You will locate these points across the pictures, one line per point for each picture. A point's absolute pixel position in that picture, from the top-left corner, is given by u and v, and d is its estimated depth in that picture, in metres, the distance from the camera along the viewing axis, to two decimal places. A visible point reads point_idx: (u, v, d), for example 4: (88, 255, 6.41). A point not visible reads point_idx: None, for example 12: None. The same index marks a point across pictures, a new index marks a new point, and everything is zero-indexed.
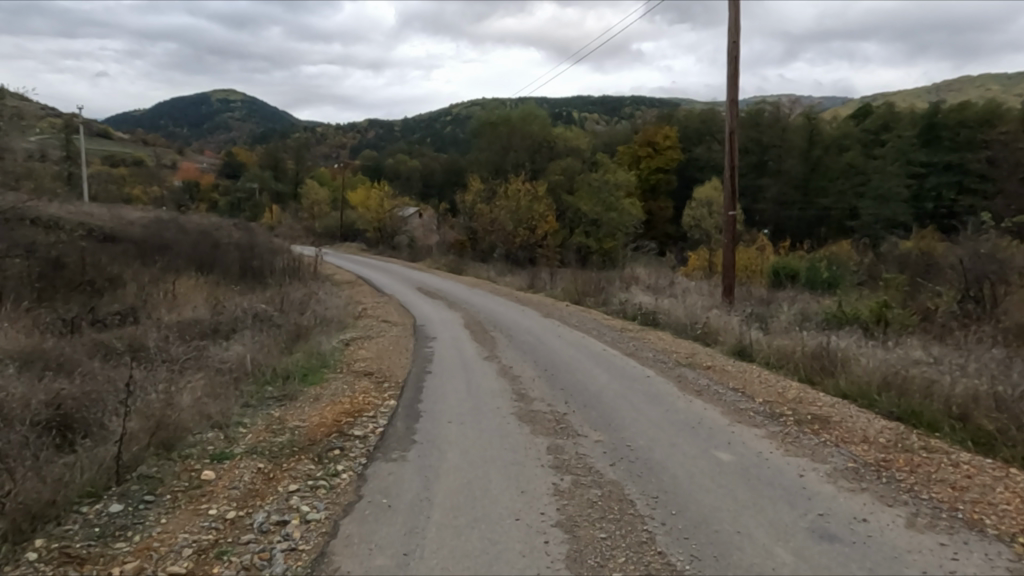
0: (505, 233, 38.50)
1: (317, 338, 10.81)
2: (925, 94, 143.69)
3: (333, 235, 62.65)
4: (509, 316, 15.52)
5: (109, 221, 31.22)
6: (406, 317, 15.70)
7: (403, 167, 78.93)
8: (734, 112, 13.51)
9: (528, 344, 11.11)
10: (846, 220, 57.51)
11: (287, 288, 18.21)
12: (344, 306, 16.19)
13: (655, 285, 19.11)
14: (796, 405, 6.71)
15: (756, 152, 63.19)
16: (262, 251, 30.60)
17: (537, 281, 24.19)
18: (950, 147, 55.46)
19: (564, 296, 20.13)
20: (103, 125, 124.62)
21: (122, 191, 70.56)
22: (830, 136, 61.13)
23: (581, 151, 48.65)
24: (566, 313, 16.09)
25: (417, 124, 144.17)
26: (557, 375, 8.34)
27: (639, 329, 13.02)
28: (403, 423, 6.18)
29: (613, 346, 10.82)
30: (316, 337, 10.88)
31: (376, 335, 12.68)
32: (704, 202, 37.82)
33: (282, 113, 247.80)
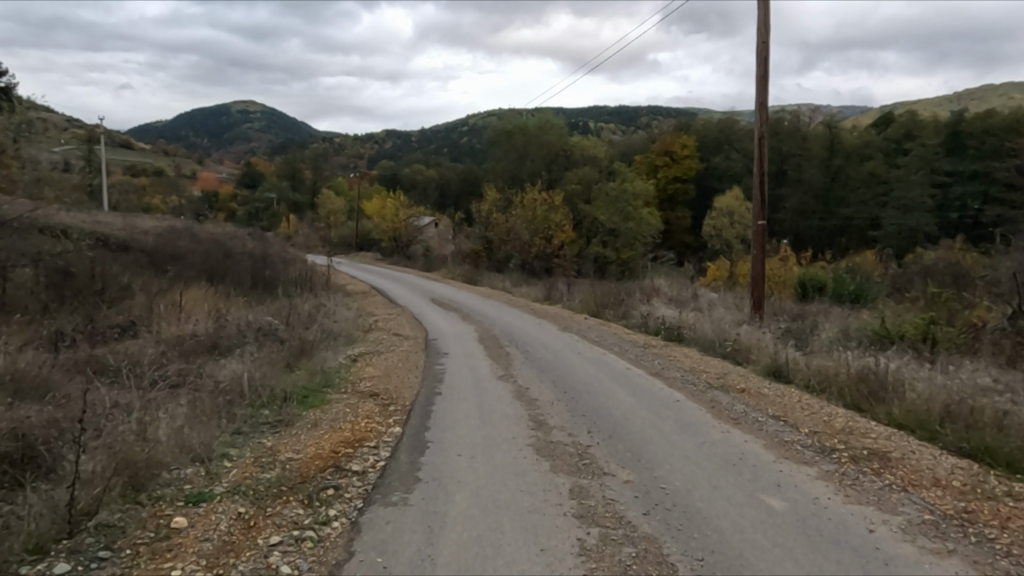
0: (521, 243, 37.93)
1: (322, 355, 10.23)
2: (946, 103, 141.94)
3: (349, 244, 62.50)
4: (525, 330, 14.86)
5: (124, 230, 31.10)
6: (418, 330, 15.12)
7: (419, 177, 78.93)
8: (764, 115, 12.75)
9: (545, 361, 10.44)
10: (868, 231, 56.37)
11: (296, 299, 17.72)
12: (355, 319, 15.65)
13: (678, 298, 18.41)
14: (847, 438, 5.98)
15: (776, 160, 62.18)
16: (275, 261, 30.28)
17: (553, 292, 23.58)
18: (975, 155, 54.15)
19: (581, 309, 19.45)
20: (126, 136, 126.51)
21: (141, 200, 71.04)
22: (852, 145, 59.90)
23: (599, 160, 48.03)
24: (584, 327, 15.43)
25: (433, 135, 144.39)
26: (577, 399, 7.66)
27: (662, 345, 12.32)
28: (407, 456, 5.54)
29: (636, 364, 10.13)
30: (321, 353, 10.31)
31: (386, 350, 12.09)
32: (724, 211, 37.02)
33: (301, 125, 250.47)
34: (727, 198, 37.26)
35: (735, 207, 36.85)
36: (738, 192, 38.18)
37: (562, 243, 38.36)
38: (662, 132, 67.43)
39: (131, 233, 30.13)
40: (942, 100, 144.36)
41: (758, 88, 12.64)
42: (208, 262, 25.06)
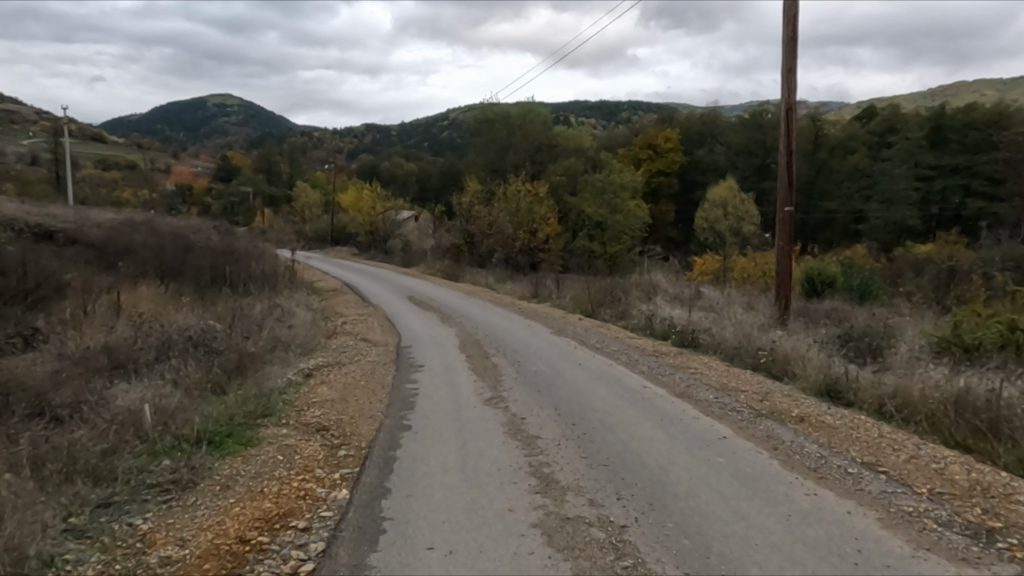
0: (504, 237, 36.06)
1: (266, 373, 8.25)
2: (921, 98, 142.84)
3: (325, 239, 60.04)
4: (512, 333, 13.01)
5: (74, 223, 28.75)
6: (390, 334, 13.26)
7: (398, 171, 76.64)
8: (793, 84, 10.90)
9: (541, 375, 8.59)
10: (851, 225, 55.39)
11: (253, 300, 15.78)
12: (318, 323, 13.72)
13: (679, 296, 16.71)
14: (991, 503, 4.16)
15: (759, 154, 60.52)
16: (241, 256, 28.20)
17: (540, 289, 21.78)
18: (959, 148, 53.47)
19: (572, 308, 17.65)
20: (98, 130, 122.37)
21: (107, 193, 67.97)
22: (836, 136, 58.85)
23: (582, 152, 46.26)
24: (578, 329, 13.60)
25: (413, 129, 141.58)
26: (590, 434, 5.78)
27: (674, 352, 10.54)
28: (349, 553, 3.61)
29: (651, 379, 8.31)
30: (264, 371, 8.34)
31: (348, 361, 10.15)
32: (718, 203, 35.32)
33: (279, 119, 246.05)
34: (719, 189, 35.59)
35: (728, 198, 35.19)
36: (729, 183, 36.57)
37: (546, 237, 36.67)
38: (646, 124, 65.83)
39: (81, 226, 27.86)
40: (920, 96, 144.63)
41: (785, 52, 10.77)
42: (163, 256, 22.96)
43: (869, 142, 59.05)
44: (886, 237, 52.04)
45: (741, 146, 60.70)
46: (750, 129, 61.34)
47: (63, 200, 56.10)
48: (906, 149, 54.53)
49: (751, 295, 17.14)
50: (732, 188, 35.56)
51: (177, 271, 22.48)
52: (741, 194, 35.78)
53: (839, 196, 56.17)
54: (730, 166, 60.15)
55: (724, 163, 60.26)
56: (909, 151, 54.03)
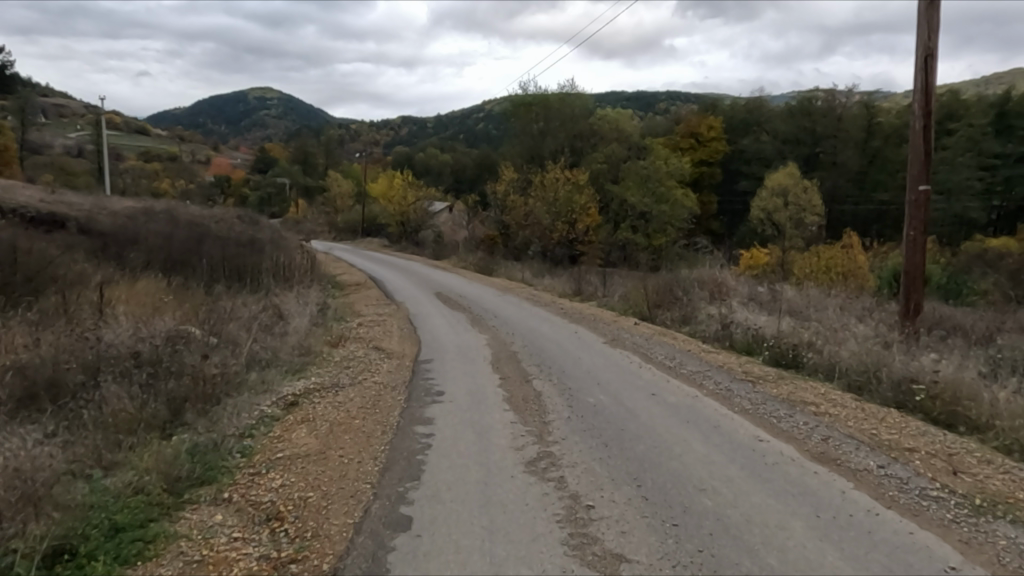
0: (542, 228, 33.93)
1: (222, 413, 6.01)
2: (980, 84, 135.00)
3: (356, 230, 58.46)
4: (555, 341, 10.65)
5: (90, 210, 27.35)
6: (409, 342, 11.00)
7: (434, 161, 74.48)
8: (936, 21, 8.19)
9: (605, 414, 6.18)
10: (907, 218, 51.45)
11: (254, 299, 13.74)
12: (323, 330, 11.53)
13: (753, 297, 14.19)
14: None
15: (809, 142, 56.40)
16: (262, 246, 26.53)
17: (584, 285, 19.45)
18: None
19: (623, 309, 15.30)
20: (142, 122, 123.58)
21: (147, 183, 67.73)
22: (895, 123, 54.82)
23: (624, 138, 43.54)
24: (635, 338, 11.14)
25: (449, 120, 139.75)
26: (712, 557, 3.36)
27: (772, 377, 7.99)
28: None
29: (763, 424, 5.82)
30: (222, 409, 6.10)
31: (349, 384, 7.87)
32: (777, 191, 31.98)
33: (318, 112, 246.85)
34: (776, 176, 32.39)
35: (787, 185, 31.91)
36: (787, 171, 33.30)
37: (586, 228, 34.63)
38: (690, 111, 62.58)
39: (97, 214, 26.45)
40: (980, 80, 136.29)
41: None
42: (175, 245, 21.29)
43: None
44: (948, 231, 48.13)
45: (789, 134, 56.85)
46: (798, 116, 56.94)
47: (100, 190, 55.69)
48: (969, 136, 49.39)
49: (834, 296, 14.57)
50: (791, 174, 32.34)
51: (190, 262, 20.81)
52: (802, 181, 32.47)
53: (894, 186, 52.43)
54: (778, 155, 56.48)
55: (772, 152, 56.52)
56: (972, 139, 48.79)
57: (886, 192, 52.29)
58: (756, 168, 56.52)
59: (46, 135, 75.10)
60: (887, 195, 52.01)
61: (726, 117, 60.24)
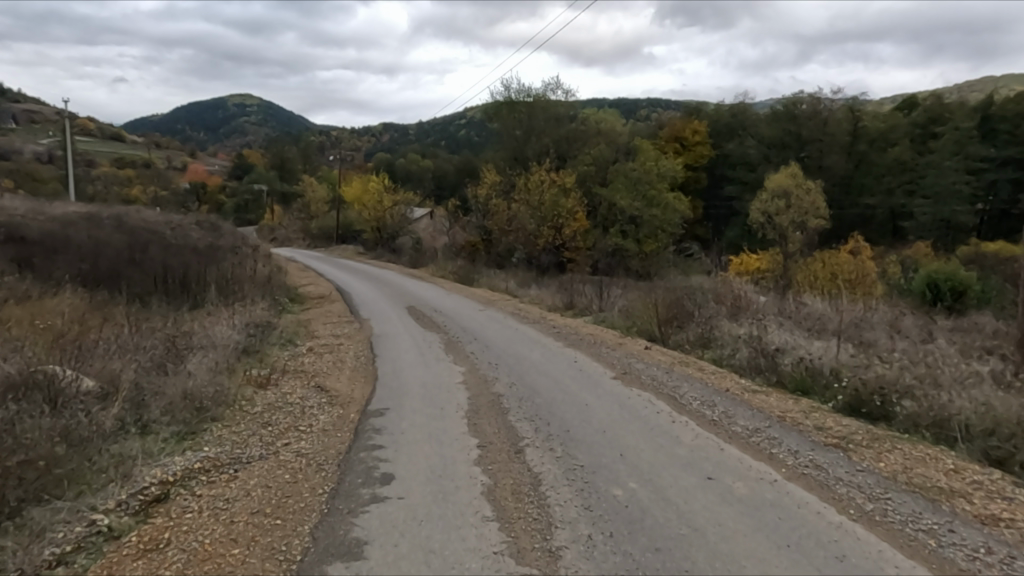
0: (526, 233, 31.68)
1: (6, 552, 3.64)
2: (959, 89, 135.06)
3: (331, 237, 55.73)
4: (550, 376, 8.29)
5: (26, 215, 24.58)
6: (363, 379, 8.55)
7: (414, 167, 72.36)
8: None
9: (648, 532, 3.78)
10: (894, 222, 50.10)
11: (174, 323, 11.20)
12: (253, 364, 9.05)
13: (785, 314, 12.00)
14: None
15: (794, 146, 53.19)
16: (219, 255, 24.03)
17: (578, 296, 17.20)
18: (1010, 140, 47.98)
19: (629, 326, 13.02)
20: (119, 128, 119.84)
21: (117, 189, 64.62)
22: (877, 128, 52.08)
23: (611, 139, 41.33)
24: (651, 369, 8.76)
25: (430, 127, 137.34)
26: None
27: (864, 438, 5.63)
28: None
29: (918, 557, 3.45)
30: (7, 542, 3.72)
31: (260, 457, 5.43)
32: (778, 193, 29.79)
33: (299, 120, 243.82)
34: (777, 177, 30.15)
35: (788, 186, 29.68)
36: (789, 171, 31.12)
37: (573, 233, 32.66)
38: (675, 115, 60.84)
39: (29, 219, 23.61)
40: (959, 87, 136.31)
41: None
42: (112, 253, 18.73)
43: (912, 135, 52.81)
44: (931, 236, 46.40)
45: (774, 138, 54.16)
46: (783, 120, 53.91)
47: (65, 197, 52.56)
48: (956, 139, 47.90)
49: (867, 312, 12.40)
50: (792, 175, 30.16)
51: (128, 274, 18.29)
52: (804, 182, 30.28)
53: (879, 191, 50.63)
54: (764, 160, 53.74)
55: (757, 156, 53.96)
56: (959, 143, 47.05)
57: (871, 197, 50.45)
58: (741, 173, 54.52)
59: (13, 141, 71.84)
60: (874, 200, 50.32)
61: (711, 121, 58.40)
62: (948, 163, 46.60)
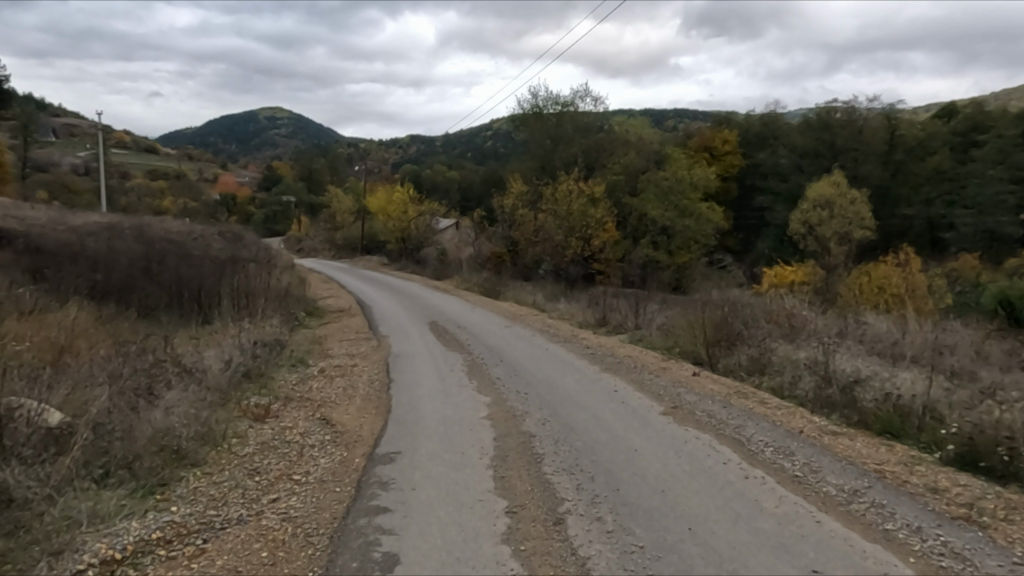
0: (553, 245, 30.59)
1: None
2: (1001, 96, 130.51)
3: (356, 248, 55.28)
4: (590, 410, 7.17)
5: (47, 225, 24.28)
6: (373, 411, 7.49)
7: (440, 178, 71.86)
8: None
9: None
10: (936, 233, 47.74)
11: (171, 344, 10.31)
12: (251, 393, 8.06)
13: (848, 334, 10.74)
14: None
15: (827, 155, 51.01)
16: (239, 266, 23.42)
17: (611, 312, 16.07)
18: None
19: (671, 348, 11.84)
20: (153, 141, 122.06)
21: (149, 200, 65.26)
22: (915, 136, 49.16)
23: (641, 146, 40.15)
24: (704, 401, 7.58)
25: (456, 138, 137.38)
26: None
27: (998, 507, 4.42)
28: None
29: None
30: None
31: (239, 521, 4.40)
32: (820, 203, 28.29)
33: (329, 132, 246.59)
34: (817, 186, 28.61)
35: (831, 195, 28.12)
36: (831, 179, 29.51)
37: (602, 244, 31.59)
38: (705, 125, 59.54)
39: (49, 229, 23.19)
40: (1000, 96, 131.78)
41: None
42: (126, 263, 18.11)
43: (952, 143, 50.42)
44: (975, 248, 44.07)
45: (807, 147, 51.76)
46: (816, 129, 52.06)
47: (97, 208, 53.03)
48: (998, 148, 45.50)
49: (935, 334, 11.06)
50: (834, 183, 28.58)
51: (142, 286, 17.65)
52: (848, 191, 28.60)
53: (917, 201, 47.99)
54: (796, 170, 51.71)
55: (789, 166, 51.99)
56: (1003, 151, 44.73)
57: (910, 208, 47.63)
58: (773, 183, 52.82)
59: (52, 153, 73.21)
60: (912, 211, 47.39)
61: (741, 130, 56.88)
62: (992, 172, 44.26)
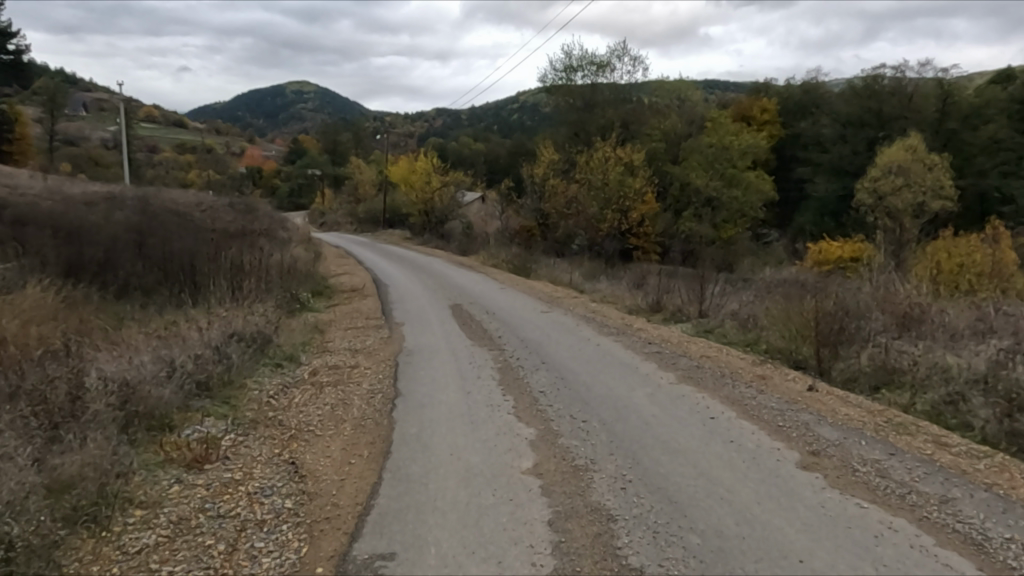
0: (587, 218, 27.93)
1: None
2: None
3: (378, 221, 53.20)
4: (691, 462, 4.71)
5: (45, 193, 22.45)
6: (365, 453, 5.11)
7: (466, 151, 69.51)
8: None
9: None
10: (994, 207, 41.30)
11: (117, 345, 8.06)
12: (198, 422, 5.75)
13: (1002, 332, 8.18)
14: None
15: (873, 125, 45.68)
16: (249, 239, 21.43)
17: (667, 295, 13.64)
18: None
19: (756, 346, 9.41)
20: (183, 116, 121.31)
21: (174, 173, 64.09)
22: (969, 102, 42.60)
23: (681, 112, 37.13)
24: (855, 444, 5.05)
25: (482, 112, 134.42)
26: None
27: None
28: None
29: None
30: None
31: None
32: (891, 169, 25.50)
33: (356, 107, 245.36)
34: (890, 152, 25.89)
35: (905, 161, 25.35)
36: (906, 143, 26.67)
37: (640, 218, 29.12)
38: (742, 93, 55.99)
39: (39, 198, 21.28)
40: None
41: None
42: (113, 237, 16.00)
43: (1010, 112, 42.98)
44: None
45: (852, 115, 46.32)
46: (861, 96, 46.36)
47: (120, 181, 51.72)
48: None
49: None
50: (909, 148, 25.81)
51: (126, 262, 15.57)
52: (926, 157, 25.68)
53: (969, 173, 41.81)
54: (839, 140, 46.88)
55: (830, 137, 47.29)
56: None
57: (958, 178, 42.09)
58: (813, 153, 49.29)
59: (81, 126, 72.49)
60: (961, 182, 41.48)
61: (781, 99, 53.27)
62: None
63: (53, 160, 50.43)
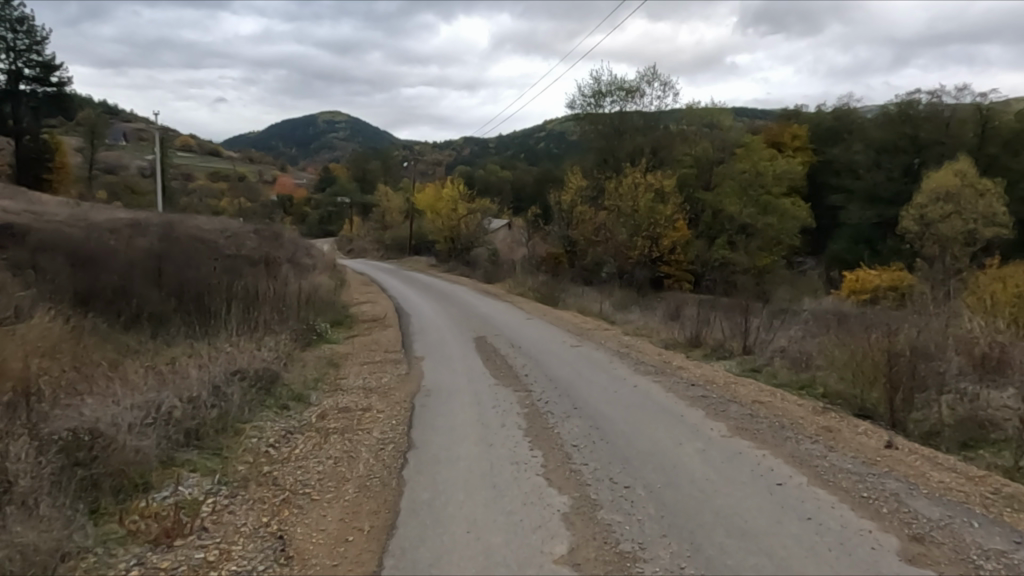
0: (616, 245, 26.97)
1: None
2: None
3: (404, 248, 53.03)
4: (766, 550, 3.81)
5: (72, 220, 22.40)
6: (365, 527, 4.28)
7: (493, 178, 69.40)
8: None
9: None
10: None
11: (108, 387, 7.38)
12: (178, 482, 5.00)
13: None
14: None
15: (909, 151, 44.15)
16: (272, 266, 21.04)
17: (707, 328, 12.67)
18: None
19: (813, 389, 8.41)
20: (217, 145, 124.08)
21: (207, 201, 65.03)
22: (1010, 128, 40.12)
23: (713, 138, 36.31)
24: (967, 529, 4.09)
25: (509, 141, 135.08)
26: None
27: None
28: None
29: None
30: None
31: None
32: (938, 195, 24.33)
33: (386, 136, 249.42)
34: (938, 176, 24.73)
35: (955, 186, 24.14)
36: (956, 167, 25.39)
37: (672, 245, 28.23)
38: (771, 119, 55.02)
39: (64, 224, 21.14)
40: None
41: None
42: (130, 265, 15.59)
43: None
44: None
45: (885, 141, 44.82)
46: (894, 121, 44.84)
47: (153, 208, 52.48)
48: None
49: None
50: (959, 172, 24.52)
51: (141, 290, 15.11)
52: (978, 182, 24.36)
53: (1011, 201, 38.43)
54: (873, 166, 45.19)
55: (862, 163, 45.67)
56: None
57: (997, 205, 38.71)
58: (844, 180, 47.87)
59: (119, 155, 74.26)
60: None
61: (813, 125, 52.17)
62: None
63: (90, 188, 51.38)
